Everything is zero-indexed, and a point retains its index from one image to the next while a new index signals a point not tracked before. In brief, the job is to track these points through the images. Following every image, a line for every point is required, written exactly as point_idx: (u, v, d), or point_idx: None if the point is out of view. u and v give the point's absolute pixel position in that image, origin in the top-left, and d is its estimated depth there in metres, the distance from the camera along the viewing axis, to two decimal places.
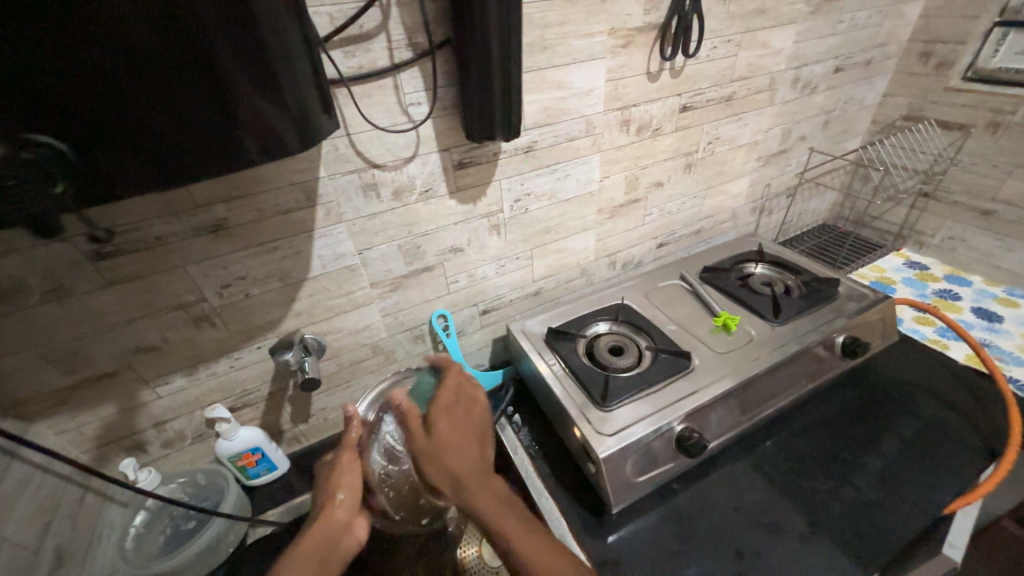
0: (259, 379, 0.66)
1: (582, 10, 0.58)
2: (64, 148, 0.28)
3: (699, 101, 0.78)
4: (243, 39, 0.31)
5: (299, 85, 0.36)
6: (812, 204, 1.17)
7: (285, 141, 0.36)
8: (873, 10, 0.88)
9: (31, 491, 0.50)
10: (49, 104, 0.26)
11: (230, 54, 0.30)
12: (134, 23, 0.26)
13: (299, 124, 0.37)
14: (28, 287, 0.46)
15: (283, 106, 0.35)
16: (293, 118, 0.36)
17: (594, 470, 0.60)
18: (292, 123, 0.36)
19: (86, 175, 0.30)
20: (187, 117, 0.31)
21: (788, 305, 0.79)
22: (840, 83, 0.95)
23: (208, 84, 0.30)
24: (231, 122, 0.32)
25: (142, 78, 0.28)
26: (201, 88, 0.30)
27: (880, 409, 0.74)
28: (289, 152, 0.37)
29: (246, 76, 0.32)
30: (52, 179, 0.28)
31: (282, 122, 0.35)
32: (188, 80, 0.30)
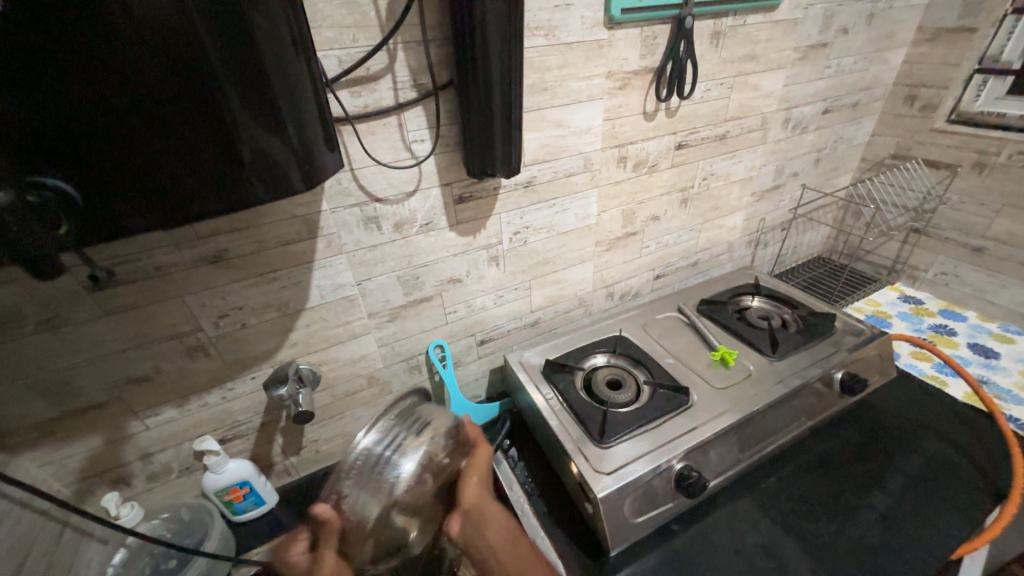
0: (251, 411, 0.65)
1: (581, 54, 0.61)
2: (71, 190, 0.29)
3: (694, 139, 0.80)
4: (250, 82, 0.32)
5: (304, 125, 0.37)
6: (807, 238, 1.19)
7: (289, 179, 0.37)
8: (858, 56, 0.92)
9: (8, 527, 0.48)
10: (57, 145, 0.27)
11: (237, 95, 0.31)
12: (148, 70, 0.27)
13: (302, 162, 0.37)
14: (22, 317, 0.46)
15: (288, 144, 0.36)
16: (297, 156, 0.37)
17: (592, 510, 0.58)
18: (296, 160, 0.37)
19: (89, 216, 0.30)
20: (191, 155, 0.31)
21: (787, 339, 0.79)
22: (830, 123, 0.99)
23: (214, 123, 0.31)
24: (235, 159, 0.33)
25: (154, 122, 0.29)
26: (206, 128, 0.31)
27: (881, 447, 0.73)
28: (293, 189, 0.38)
29: (254, 117, 0.32)
30: (54, 220, 0.29)
31: (286, 159, 0.36)
32: (199, 123, 0.30)
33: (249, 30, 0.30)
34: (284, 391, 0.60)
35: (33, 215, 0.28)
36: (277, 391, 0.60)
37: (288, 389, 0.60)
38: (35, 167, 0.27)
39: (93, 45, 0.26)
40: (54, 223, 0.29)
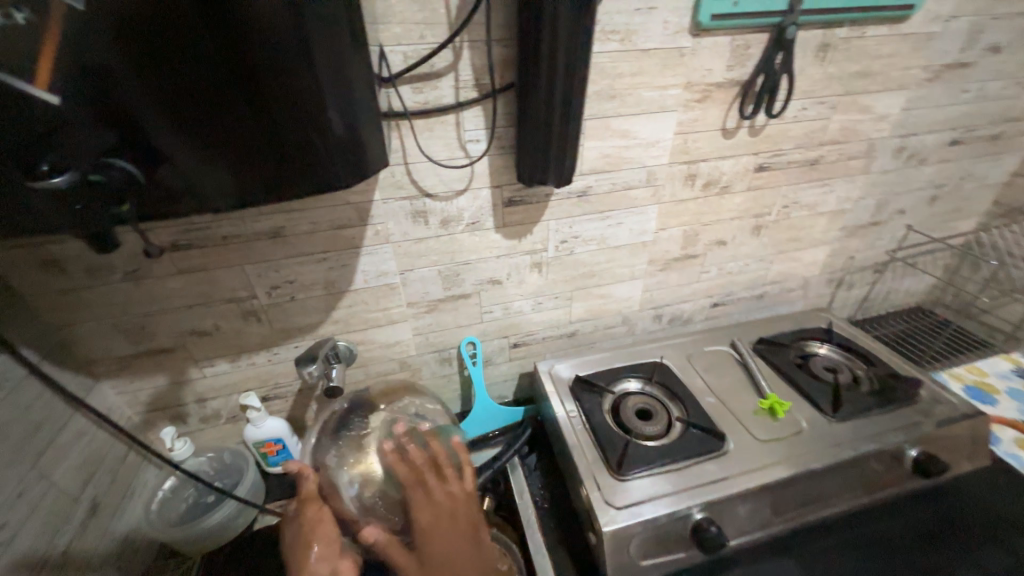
0: (292, 375, 0.70)
1: (657, 62, 0.56)
2: (134, 171, 0.31)
3: (778, 162, 0.72)
4: (300, 73, 0.32)
5: (352, 116, 0.37)
6: (905, 284, 1.03)
7: (332, 169, 0.37)
8: (1008, 81, 0.77)
9: (84, 443, 0.57)
10: (128, 129, 0.30)
11: (288, 86, 0.32)
12: (207, 58, 0.29)
13: (349, 153, 0.38)
14: (114, 266, 0.53)
15: (337, 136, 0.36)
16: (344, 147, 0.37)
17: (595, 541, 0.56)
18: (342, 152, 0.37)
19: (150, 192, 0.33)
20: (242, 145, 0.33)
21: (854, 400, 0.69)
22: (956, 157, 0.84)
23: (263, 115, 0.32)
24: (282, 150, 0.34)
25: (213, 109, 0.31)
26: (258, 116, 0.32)
27: (957, 544, 0.62)
28: (337, 181, 0.38)
29: (304, 108, 0.33)
30: (120, 198, 0.32)
31: (330, 150, 0.36)
32: (252, 112, 0.32)
33: (305, 23, 0.31)
34: (313, 370, 0.61)
35: (102, 193, 0.31)
36: (306, 369, 0.61)
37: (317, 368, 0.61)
38: (112, 150, 0.30)
39: (163, 38, 0.28)
40: (119, 200, 0.32)
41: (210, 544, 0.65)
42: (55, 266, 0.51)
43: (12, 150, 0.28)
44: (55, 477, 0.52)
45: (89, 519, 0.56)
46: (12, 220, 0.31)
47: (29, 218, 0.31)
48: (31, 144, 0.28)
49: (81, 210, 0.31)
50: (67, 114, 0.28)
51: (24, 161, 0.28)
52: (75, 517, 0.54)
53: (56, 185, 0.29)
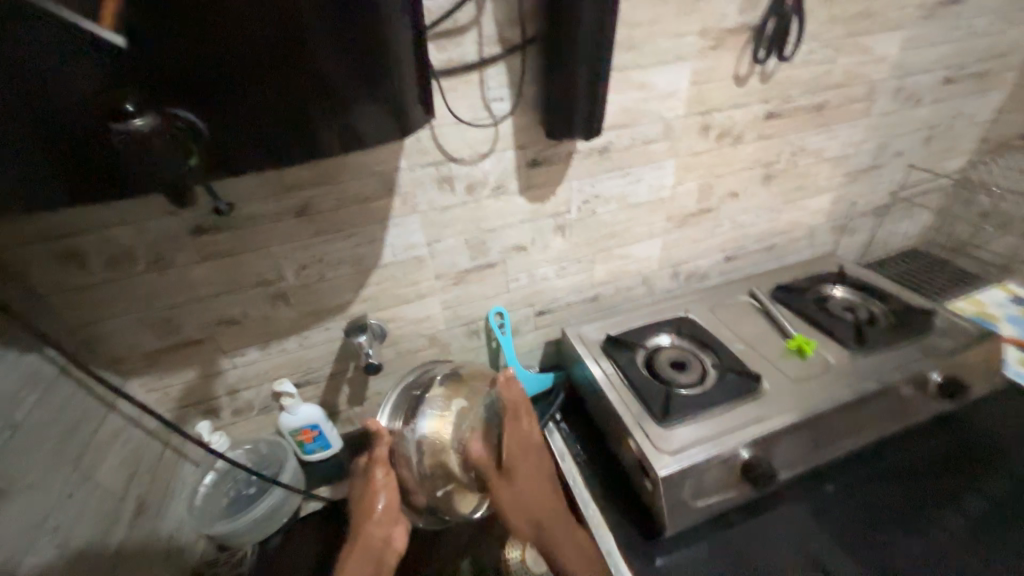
0: (323, 359, 0.69)
1: (673, 9, 0.56)
2: (198, 124, 0.29)
3: (787, 108, 0.73)
4: (325, 6, 0.29)
5: (401, 64, 0.36)
6: (902, 226, 1.07)
7: (361, 120, 0.35)
8: (995, 16, 0.79)
9: (122, 442, 0.54)
10: (188, 77, 0.28)
11: (337, 25, 0.30)
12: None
13: (379, 102, 0.35)
14: (135, 255, 0.50)
15: (388, 82, 0.35)
16: (374, 96, 0.34)
17: (650, 487, 0.57)
18: (372, 101, 0.34)
19: (212, 149, 0.30)
20: (301, 93, 0.31)
21: (875, 333, 0.72)
22: (949, 96, 0.87)
23: (292, 55, 0.29)
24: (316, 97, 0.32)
25: (271, 54, 0.29)
26: (315, 60, 0.30)
27: (977, 459, 0.67)
28: (367, 134, 0.36)
29: (358, 49, 0.32)
30: (186, 149, 0.29)
31: (360, 97, 0.34)
32: (310, 56, 0.30)
33: None
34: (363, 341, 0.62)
35: (170, 143, 0.28)
36: (357, 340, 0.63)
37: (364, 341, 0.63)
38: (174, 100, 0.28)
39: None
40: (187, 152, 0.29)
41: (260, 534, 0.65)
42: (74, 258, 0.48)
43: (86, 94, 0.26)
44: (99, 477, 0.50)
45: (136, 520, 0.53)
46: (84, 176, 0.29)
47: (103, 172, 0.29)
48: (102, 89, 0.26)
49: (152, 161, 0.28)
50: (136, 59, 0.26)
51: (98, 107, 0.27)
52: (123, 515, 0.51)
53: (133, 131, 0.27)
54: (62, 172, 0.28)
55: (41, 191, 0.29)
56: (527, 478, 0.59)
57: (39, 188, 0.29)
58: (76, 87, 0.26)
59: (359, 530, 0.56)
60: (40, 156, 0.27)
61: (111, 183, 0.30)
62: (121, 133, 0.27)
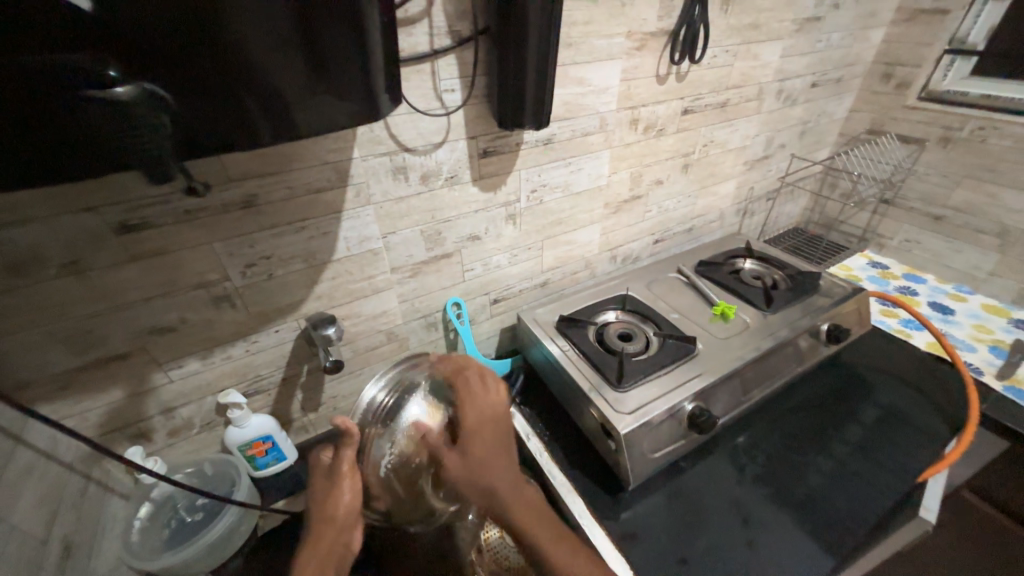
0: (274, 365, 0.65)
1: (605, 12, 0.62)
2: (167, 97, 0.27)
3: (699, 105, 0.84)
4: None
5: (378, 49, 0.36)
6: (788, 208, 1.26)
7: (289, 90, 0.31)
8: (845, 32, 0.98)
9: (34, 479, 0.47)
10: (158, 49, 0.26)
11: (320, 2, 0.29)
12: None
13: (314, 79, 0.32)
14: (46, 258, 0.44)
15: (365, 66, 0.35)
16: (307, 66, 0.31)
17: (614, 447, 0.62)
18: (304, 71, 0.31)
19: (179, 124, 0.29)
20: (278, 73, 0.30)
21: (778, 296, 0.85)
22: (816, 97, 1.04)
23: (231, 17, 0.27)
24: (237, 61, 0.28)
25: (249, 30, 0.27)
26: (295, 38, 0.30)
27: (856, 391, 0.82)
28: (324, 113, 0.34)
29: (338, 29, 0.31)
30: (160, 119, 0.28)
31: (289, 65, 0.30)
32: (289, 34, 0.29)
33: None
34: (330, 333, 0.60)
35: (141, 113, 0.27)
36: (323, 331, 0.60)
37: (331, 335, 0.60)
38: (141, 71, 0.26)
39: None
40: (159, 118, 0.28)
41: (214, 559, 0.60)
42: None
43: (49, 57, 0.24)
44: (15, 519, 0.43)
45: (65, 563, 0.47)
46: (37, 155, 0.26)
47: (61, 150, 0.26)
48: (66, 52, 0.24)
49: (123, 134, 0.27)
50: (105, 21, 0.24)
51: (65, 71, 0.24)
52: (48, 560, 0.45)
53: (112, 98, 0.25)
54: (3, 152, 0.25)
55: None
56: (484, 456, 0.49)
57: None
58: (37, 47, 0.23)
59: (324, 530, 0.50)
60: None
61: (68, 162, 0.27)
62: (96, 101, 0.25)
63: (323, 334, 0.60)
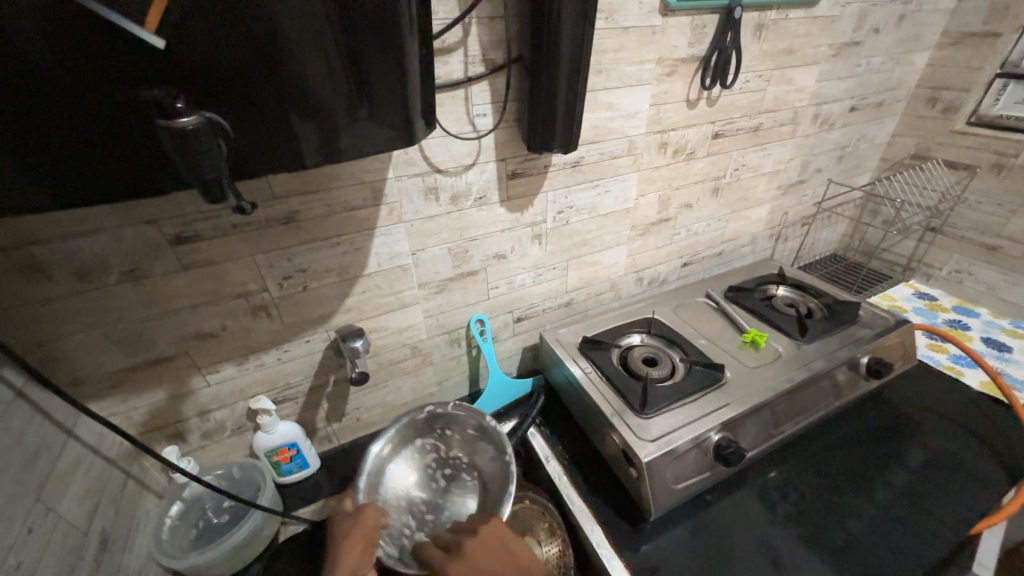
0: (302, 373, 0.67)
1: (636, 39, 0.63)
2: (226, 125, 0.30)
3: (730, 129, 0.83)
4: (359, 25, 0.31)
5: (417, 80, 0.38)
6: (824, 234, 1.22)
7: (335, 113, 0.33)
8: (886, 57, 0.95)
9: (81, 473, 0.51)
10: (224, 85, 0.29)
11: (368, 39, 0.32)
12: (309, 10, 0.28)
13: (358, 109, 0.34)
14: (109, 265, 0.48)
15: (407, 96, 0.37)
16: (352, 91, 0.33)
17: (636, 475, 0.61)
18: (350, 99, 0.33)
19: (234, 148, 0.31)
20: (330, 105, 0.33)
21: (814, 325, 0.82)
22: (855, 121, 1.02)
23: (290, 55, 0.29)
24: (289, 86, 0.30)
25: (304, 66, 0.30)
26: (344, 73, 0.32)
27: (900, 430, 0.77)
28: (364, 142, 0.37)
29: (383, 64, 0.34)
30: (219, 147, 0.29)
31: (336, 90, 0.32)
32: (340, 69, 0.32)
33: None
34: (358, 345, 0.62)
35: (203, 146, 0.28)
36: (351, 344, 0.62)
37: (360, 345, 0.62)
38: (206, 103, 0.29)
39: None
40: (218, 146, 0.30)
41: (234, 565, 0.61)
42: (39, 271, 0.45)
43: (129, 93, 0.27)
44: (62, 509, 0.46)
45: (102, 556, 0.49)
46: (102, 173, 0.29)
47: (135, 165, 0.30)
48: (145, 87, 0.27)
49: (181, 160, 0.29)
50: (179, 58, 0.27)
51: (141, 103, 0.27)
52: (87, 552, 0.48)
53: (179, 127, 0.27)
54: (74, 167, 0.28)
55: (59, 186, 0.29)
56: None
57: (45, 186, 0.28)
58: (125, 83, 0.26)
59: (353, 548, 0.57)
60: (53, 152, 0.27)
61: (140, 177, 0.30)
62: (168, 130, 0.27)
63: (352, 346, 0.62)
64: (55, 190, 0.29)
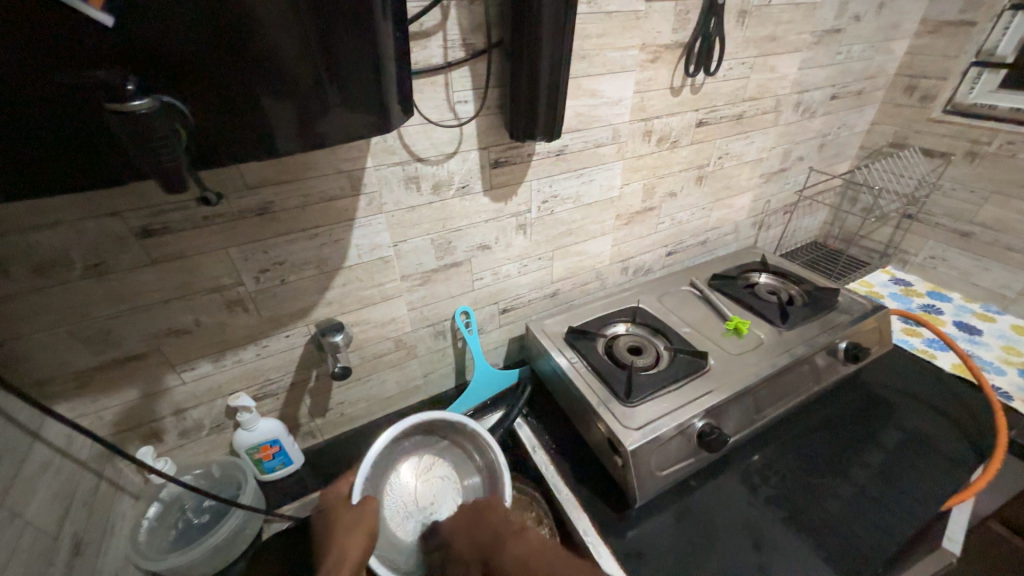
0: (283, 369, 0.66)
1: (619, 24, 0.62)
2: (184, 109, 0.28)
3: (713, 117, 0.83)
4: (327, 5, 0.29)
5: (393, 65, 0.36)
6: (805, 222, 1.24)
7: (304, 100, 0.32)
8: (866, 44, 0.96)
9: (50, 476, 0.49)
10: (180, 68, 0.27)
11: (337, 21, 0.30)
12: None
13: (330, 95, 0.33)
14: (71, 260, 0.45)
15: (381, 82, 0.35)
16: (321, 77, 0.31)
17: (621, 463, 0.61)
18: (320, 84, 0.32)
19: (195, 133, 0.29)
20: (297, 90, 0.31)
21: (795, 311, 0.83)
22: (836, 110, 1.03)
23: (251, 37, 0.27)
24: (253, 69, 0.29)
25: (269, 50, 0.28)
26: (313, 56, 0.30)
27: (876, 413, 0.79)
28: (338, 130, 0.35)
29: (354, 48, 0.32)
30: (176, 131, 0.28)
31: (304, 74, 0.31)
32: (307, 54, 0.30)
33: None
34: (340, 339, 0.61)
35: (160, 132, 0.27)
36: (332, 338, 0.61)
37: (342, 339, 0.61)
38: (160, 86, 0.27)
39: None
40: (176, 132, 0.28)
41: (215, 565, 0.60)
42: None
43: (75, 76, 0.25)
44: (30, 514, 0.45)
45: (75, 560, 0.48)
46: (45, 167, 0.27)
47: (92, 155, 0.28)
48: (91, 69, 0.25)
49: (139, 149, 0.27)
50: (127, 37, 0.25)
51: (86, 87, 0.25)
52: (59, 557, 0.46)
53: (131, 112, 0.25)
54: (10, 162, 0.26)
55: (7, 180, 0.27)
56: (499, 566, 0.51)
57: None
58: (69, 66, 0.25)
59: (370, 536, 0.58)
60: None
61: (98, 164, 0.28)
62: (120, 116, 0.25)
63: (332, 340, 0.61)
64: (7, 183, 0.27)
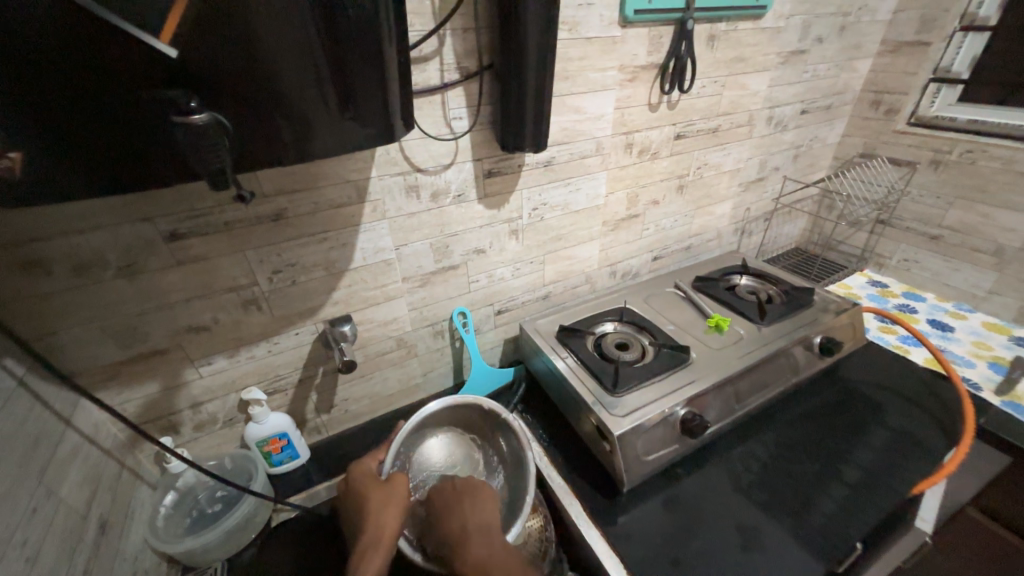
0: (292, 366, 0.70)
1: (598, 48, 0.69)
2: (228, 122, 0.34)
3: (690, 130, 0.90)
4: (347, 40, 0.35)
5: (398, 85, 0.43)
6: (785, 229, 1.31)
7: (323, 116, 0.38)
8: (831, 64, 1.04)
9: (79, 461, 0.53)
10: (229, 90, 0.33)
11: (353, 52, 0.36)
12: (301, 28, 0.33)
13: (344, 111, 0.39)
14: (106, 261, 0.51)
15: (388, 100, 0.42)
16: (338, 97, 0.38)
17: (609, 448, 0.65)
18: (336, 102, 0.38)
19: (235, 140, 0.35)
20: (318, 108, 0.37)
21: (772, 309, 0.88)
22: (807, 123, 1.10)
23: (284, 65, 0.34)
24: (283, 92, 0.35)
25: (297, 76, 0.35)
26: (332, 79, 0.36)
27: (853, 404, 0.84)
28: (350, 141, 0.41)
29: (367, 73, 0.38)
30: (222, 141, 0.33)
31: (323, 96, 0.37)
32: (328, 78, 0.36)
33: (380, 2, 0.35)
34: (347, 330, 0.66)
35: (210, 139, 0.32)
36: (341, 329, 0.67)
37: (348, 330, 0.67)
38: (213, 103, 0.33)
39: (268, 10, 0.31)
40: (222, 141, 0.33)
41: (225, 550, 0.64)
42: (38, 267, 0.47)
43: (150, 95, 0.30)
44: (63, 493, 0.49)
45: (100, 539, 0.52)
46: (108, 165, 0.32)
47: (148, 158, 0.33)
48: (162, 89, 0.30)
49: (194, 152, 0.33)
50: (190, 65, 0.31)
51: (157, 105, 0.31)
52: (87, 534, 0.50)
53: (193, 124, 0.31)
54: (87, 161, 0.31)
55: (77, 180, 0.32)
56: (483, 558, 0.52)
57: (72, 180, 0.31)
58: (145, 86, 0.30)
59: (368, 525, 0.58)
60: (81, 146, 0.30)
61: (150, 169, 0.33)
62: (185, 127, 0.31)
63: (340, 332, 0.66)
64: (81, 179, 0.32)
